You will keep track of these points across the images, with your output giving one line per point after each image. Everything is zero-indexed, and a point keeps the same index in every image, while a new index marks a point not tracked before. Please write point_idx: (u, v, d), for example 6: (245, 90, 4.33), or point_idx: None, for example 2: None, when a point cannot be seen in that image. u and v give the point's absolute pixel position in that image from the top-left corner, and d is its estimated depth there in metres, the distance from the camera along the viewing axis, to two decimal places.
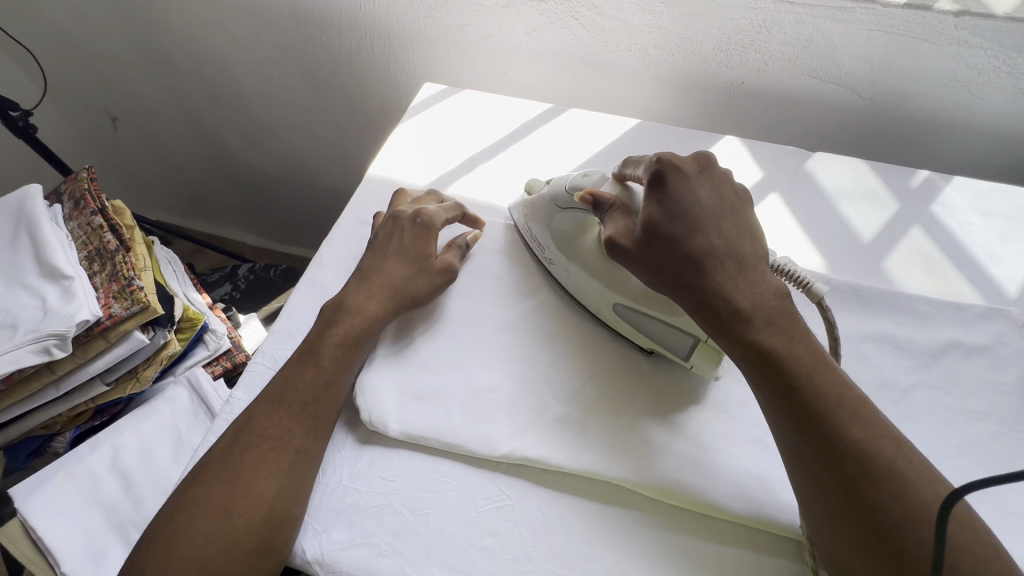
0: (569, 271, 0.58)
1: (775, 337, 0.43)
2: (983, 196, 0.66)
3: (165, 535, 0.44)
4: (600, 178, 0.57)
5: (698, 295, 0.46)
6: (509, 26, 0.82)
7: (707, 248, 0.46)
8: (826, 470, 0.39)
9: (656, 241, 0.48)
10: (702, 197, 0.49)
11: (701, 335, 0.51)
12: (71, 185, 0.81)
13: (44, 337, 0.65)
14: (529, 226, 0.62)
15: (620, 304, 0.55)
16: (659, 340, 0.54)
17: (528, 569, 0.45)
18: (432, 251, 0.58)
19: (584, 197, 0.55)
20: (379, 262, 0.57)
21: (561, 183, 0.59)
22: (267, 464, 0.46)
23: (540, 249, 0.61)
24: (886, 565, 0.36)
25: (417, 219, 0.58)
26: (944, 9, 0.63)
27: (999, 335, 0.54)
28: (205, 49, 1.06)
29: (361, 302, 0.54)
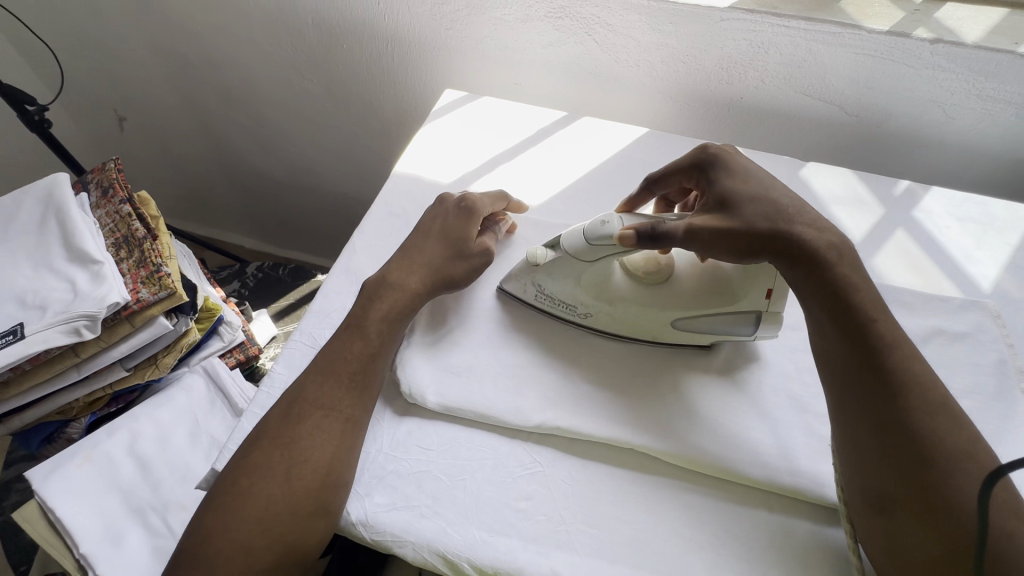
0: (613, 314, 0.58)
1: (851, 281, 0.49)
2: (958, 204, 0.74)
3: (226, 497, 0.46)
4: (620, 219, 0.54)
5: (788, 244, 0.50)
6: (525, 40, 0.87)
7: (782, 203, 0.53)
8: (895, 397, 0.44)
9: (736, 204, 0.53)
10: (754, 168, 0.57)
11: (762, 305, 0.55)
12: (98, 175, 0.83)
13: (74, 318, 0.66)
14: (540, 285, 0.59)
15: (679, 319, 0.56)
16: (723, 331, 0.56)
17: (561, 529, 0.48)
18: (472, 232, 0.61)
19: (628, 233, 0.51)
20: (422, 241, 0.60)
21: (574, 241, 0.56)
22: (323, 431, 0.48)
23: (566, 308, 0.59)
24: (931, 490, 0.41)
25: (460, 203, 0.62)
26: (921, 37, 0.71)
27: (978, 324, 0.60)
28: (223, 52, 1.09)
29: (403, 278, 0.57)
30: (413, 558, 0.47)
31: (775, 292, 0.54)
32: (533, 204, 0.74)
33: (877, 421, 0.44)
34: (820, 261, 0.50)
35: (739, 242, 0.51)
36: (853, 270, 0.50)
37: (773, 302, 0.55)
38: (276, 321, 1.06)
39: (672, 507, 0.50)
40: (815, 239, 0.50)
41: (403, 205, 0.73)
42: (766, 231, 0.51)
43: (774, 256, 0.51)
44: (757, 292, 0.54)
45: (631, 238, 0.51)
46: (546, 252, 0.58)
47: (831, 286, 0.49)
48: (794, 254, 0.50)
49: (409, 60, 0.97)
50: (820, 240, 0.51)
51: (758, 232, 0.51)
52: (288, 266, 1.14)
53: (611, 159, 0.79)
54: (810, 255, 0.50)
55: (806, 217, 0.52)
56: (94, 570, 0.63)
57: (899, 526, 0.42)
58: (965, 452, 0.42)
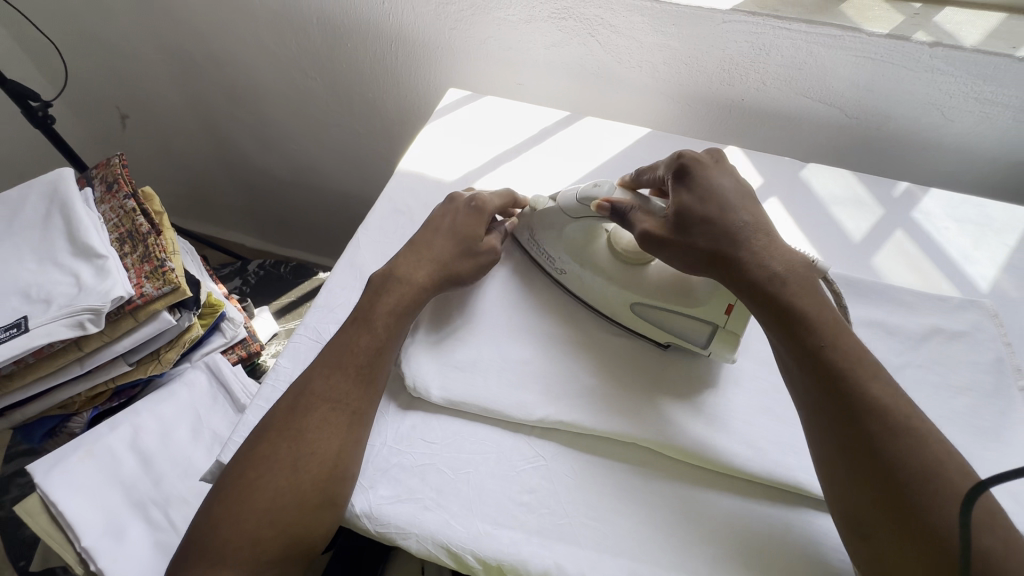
0: (583, 279, 0.61)
1: (803, 308, 0.48)
2: (957, 205, 0.74)
3: (233, 488, 0.46)
4: (610, 186, 0.58)
5: (727, 269, 0.51)
6: (529, 41, 0.88)
7: (737, 226, 0.53)
8: (851, 426, 0.43)
9: (687, 221, 0.53)
10: (726, 184, 0.56)
11: (720, 321, 0.55)
12: (103, 170, 0.84)
13: (79, 312, 0.66)
14: (534, 235, 0.64)
15: (638, 303, 0.58)
16: (679, 334, 0.58)
17: (564, 522, 0.48)
18: (480, 233, 0.62)
19: (603, 205, 0.56)
20: (431, 236, 0.61)
21: (569, 197, 0.60)
22: (329, 424, 0.49)
23: (548, 261, 0.64)
24: (905, 514, 0.40)
25: (471, 203, 0.63)
26: (921, 40, 0.72)
27: (976, 323, 0.61)
28: (228, 50, 1.09)
29: (411, 272, 0.58)
30: (417, 550, 0.47)
31: (734, 312, 0.55)
32: (536, 202, 0.75)
33: (841, 447, 0.44)
34: (761, 289, 0.49)
35: (682, 259, 0.54)
36: (807, 295, 0.49)
37: (732, 321, 0.55)
38: (278, 318, 1.07)
39: (674, 501, 0.50)
40: (755, 268, 0.50)
41: (407, 202, 0.73)
42: (705, 254, 0.52)
43: (716, 276, 0.53)
44: (717, 305, 0.55)
45: (605, 209, 0.56)
46: (547, 202, 0.63)
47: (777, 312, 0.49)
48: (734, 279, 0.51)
49: (412, 59, 0.98)
50: (764, 269, 0.50)
51: (698, 254, 0.53)
52: (290, 264, 1.14)
53: (614, 158, 0.80)
54: (750, 283, 0.50)
55: (754, 247, 0.51)
56: (96, 562, 0.64)
57: (879, 548, 0.41)
58: (939, 474, 0.41)
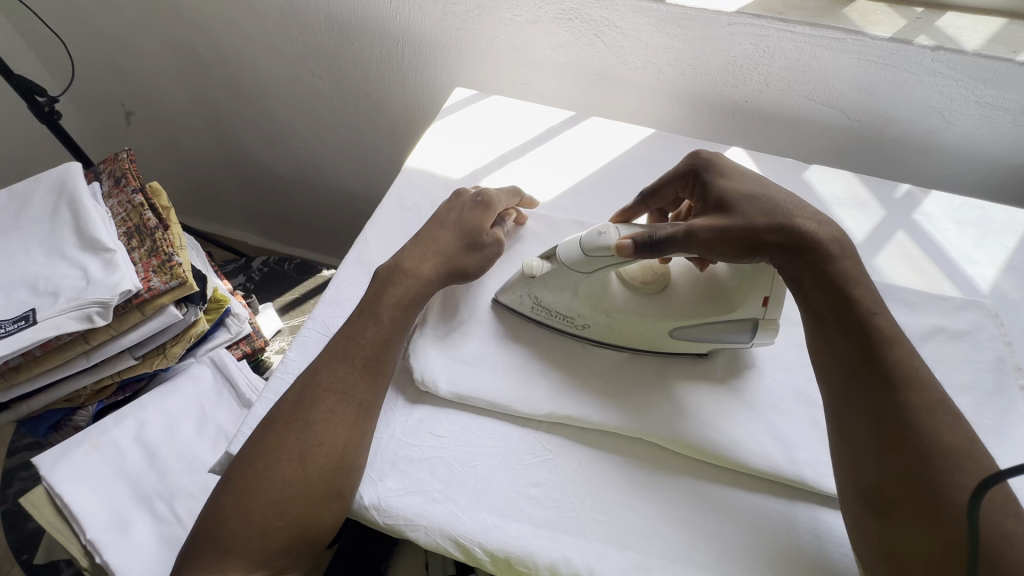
0: (612, 324, 0.57)
1: (854, 278, 0.49)
2: (957, 207, 0.75)
3: (242, 479, 0.47)
4: (615, 229, 0.54)
5: (790, 239, 0.50)
6: (535, 41, 0.89)
7: (782, 201, 0.53)
8: (892, 398, 0.44)
9: (733, 202, 0.53)
10: (750, 172, 0.57)
11: (759, 314, 0.54)
12: (110, 165, 0.84)
13: (87, 305, 0.67)
14: (536, 298, 0.59)
15: (677, 329, 0.56)
16: (723, 340, 0.56)
17: (570, 515, 0.49)
18: (487, 226, 0.62)
19: (625, 242, 0.51)
20: (437, 230, 0.61)
21: (570, 252, 0.56)
22: (336, 415, 0.49)
23: (563, 319, 0.59)
24: (927, 492, 0.41)
25: (477, 198, 0.63)
26: (922, 44, 0.73)
27: (977, 323, 0.62)
28: (234, 47, 1.10)
29: (416, 265, 0.58)
30: (425, 542, 0.48)
31: (771, 300, 0.54)
32: (541, 200, 0.76)
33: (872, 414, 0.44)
34: (826, 255, 0.49)
35: (739, 239, 0.51)
36: (852, 266, 0.49)
37: (770, 310, 0.54)
38: (282, 314, 1.06)
39: (679, 496, 0.50)
40: (818, 232, 0.50)
41: (414, 199, 0.74)
42: (765, 225, 0.51)
43: (775, 253, 0.51)
44: (754, 300, 0.54)
45: (629, 248, 0.51)
46: (542, 264, 0.58)
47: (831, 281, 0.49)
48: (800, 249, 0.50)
49: (419, 58, 0.99)
50: (824, 232, 0.50)
51: (757, 228, 0.51)
52: (294, 261, 1.14)
53: (618, 158, 0.81)
54: (815, 249, 0.50)
55: (809, 211, 0.52)
56: (102, 555, 0.63)
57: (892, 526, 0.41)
58: (966, 453, 0.42)
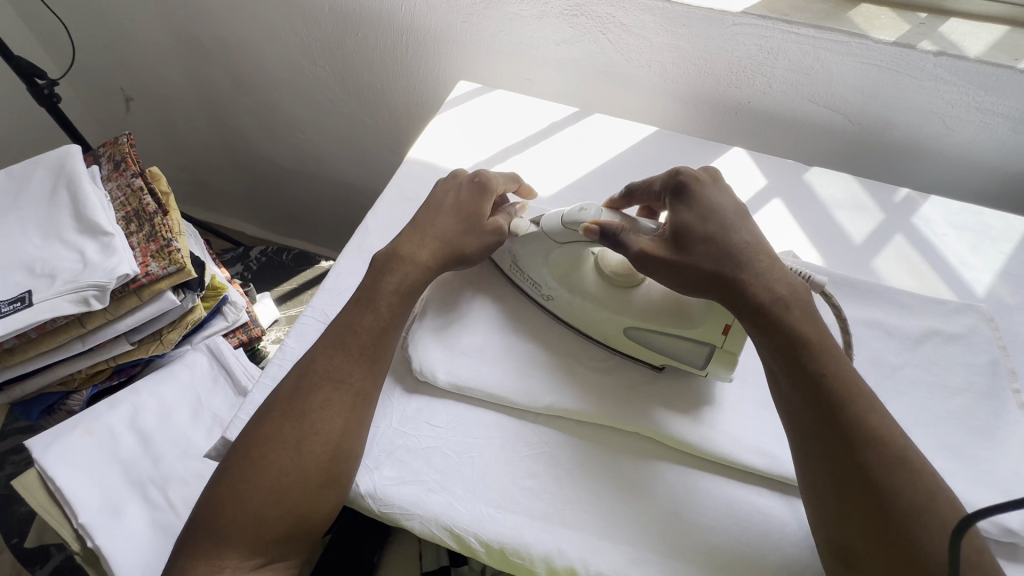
0: (573, 306, 0.58)
1: (807, 334, 0.47)
2: (955, 213, 0.76)
3: (238, 466, 0.47)
4: (597, 210, 0.54)
5: (726, 291, 0.50)
6: (540, 36, 0.89)
7: (739, 247, 0.52)
8: (848, 455, 0.43)
9: (688, 239, 0.52)
10: (723, 202, 0.55)
11: (717, 340, 0.53)
12: (110, 149, 0.84)
13: (84, 288, 0.66)
14: (514, 257, 0.61)
15: (632, 328, 0.56)
16: (673, 355, 0.55)
17: (565, 508, 0.49)
18: (485, 210, 0.61)
19: (592, 228, 0.53)
20: (434, 215, 0.61)
21: (551, 222, 0.57)
22: (333, 404, 0.49)
23: (534, 287, 0.60)
24: (893, 546, 0.40)
25: (475, 179, 0.63)
26: (926, 49, 0.73)
27: (972, 327, 0.62)
28: (237, 35, 1.09)
29: (414, 251, 0.58)
30: (420, 531, 0.48)
31: (731, 331, 0.52)
32: (543, 195, 0.76)
33: (831, 471, 0.43)
34: (766, 313, 0.48)
35: (683, 276, 0.52)
36: (806, 320, 0.48)
37: (729, 341, 0.53)
38: (279, 304, 1.06)
39: (673, 489, 0.51)
40: (758, 291, 0.49)
41: (416, 189, 0.74)
42: (707, 272, 0.51)
43: (713, 295, 0.51)
44: (715, 325, 0.53)
45: (595, 232, 0.53)
46: (528, 226, 0.60)
47: (776, 337, 0.48)
48: (742, 302, 0.49)
49: (423, 51, 0.98)
50: (768, 292, 0.49)
51: (698, 272, 0.51)
52: (292, 252, 1.13)
53: (621, 154, 0.81)
54: (751, 307, 0.49)
55: (755, 269, 0.50)
56: (93, 539, 0.63)
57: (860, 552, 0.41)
58: (931, 510, 0.41)
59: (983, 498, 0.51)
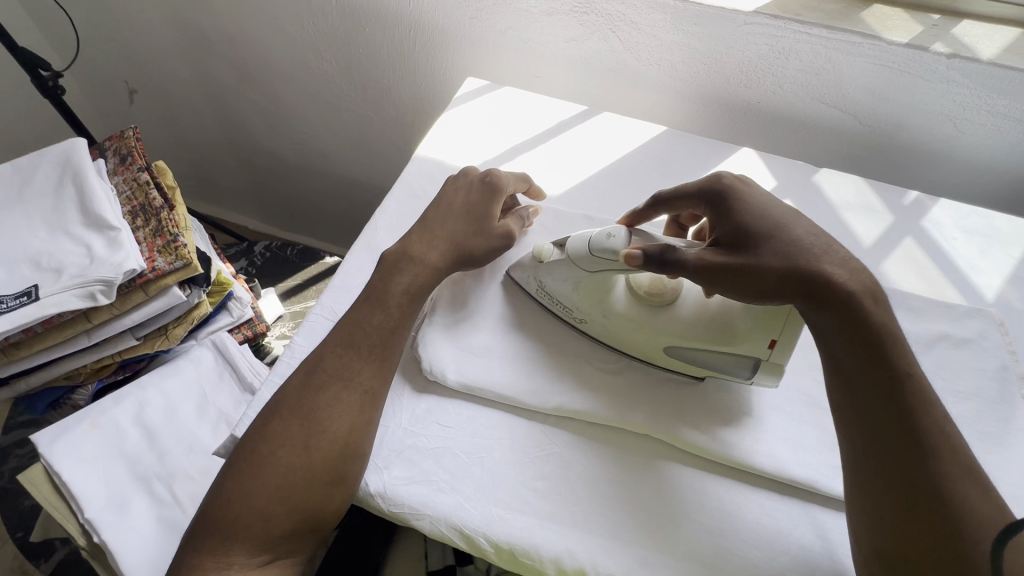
0: (608, 328, 0.57)
1: (884, 331, 0.46)
2: (965, 217, 0.75)
3: (246, 464, 0.47)
4: (626, 237, 0.52)
5: (809, 285, 0.47)
6: (549, 33, 0.88)
7: (808, 243, 0.49)
8: (915, 456, 0.42)
9: (754, 239, 0.50)
10: (775, 201, 0.53)
11: (762, 354, 0.52)
12: (116, 142, 0.84)
13: (91, 283, 0.66)
14: (541, 282, 0.59)
15: (674, 346, 0.55)
16: (719, 368, 0.55)
17: (575, 509, 0.49)
18: (495, 211, 0.61)
19: (635, 252, 0.49)
20: (444, 215, 0.60)
21: (578, 247, 0.55)
22: (342, 402, 0.49)
23: (563, 309, 0.58)
24: (952, 556, 0.39)
25: (486, 179, 0.63)
26: (939, 51, 0.73)
27: (982, 331, 0.62)
28: (243, 28, 1.09)
29: (424, 251, 0.58)
30: (430, 531, 0.48)
31: (777, 345, 0.51)
32: (552, 194, 0.76)
33: (898, 473, 0.42)
34: (855, 304, 0.46)
35: (751, 281, 0.49)
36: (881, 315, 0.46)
37: (775, 353, 0.52)
38: (284, 300, 1.06)
39: (684, 491, 0.51)
40: (848, 281, 0.47)
41: (424, 186, 0.74)
42: (781, 270, 0.48)
43: (795, 296, 0.48)
44: (759, 341, 0.51)
45: (638, 258, 0.49)
46: (553, 250, 0.58)
47: (856, 328, 0.46)
48: (822, 295, 0.47)
49: (431, 47, 0.98)
50: (851, 280, 0.47)
51: (773, 271, 0.48)
52: (297, 247, 1.13)
53: (630, 153, 0.80)
54: (843, 296, 0.47)
55: (837, 255, 0.48)
56: (99, 535, 0.63)
57: (892, 542, 0.41)
58: (994, 519, 0.40)
59: None
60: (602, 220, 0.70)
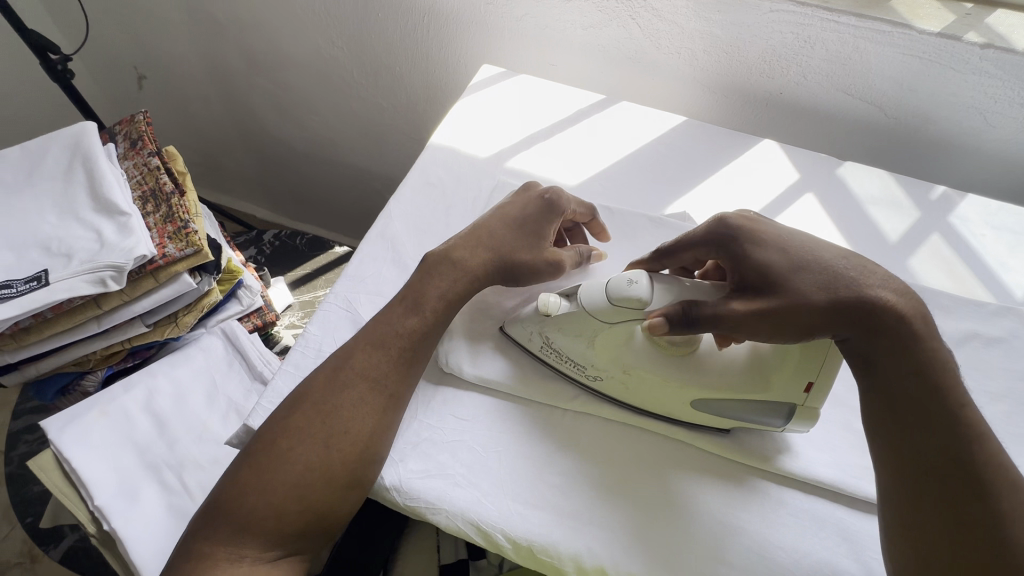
0: (627, 385, 0.51)
1: (934, 357, 0.42)
2: (994, 213, 0.73)
3: (264, 454, 0.46)
4: (649, 285, 0.48)
5: (858, 315, 0.43)
6: (567, 20, 0.86)
7: (842, 269, 0.44)
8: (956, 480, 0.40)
9: (784, 275, 0.45)
10: (794, 231, 0.48)
11: (799, 399, 0.48)
12: (126, 127, 0.82)
13: (101, 268, 0.65)
14: (548, 338, 0.53)
15: (700, 399, 0.50)
16: (750, 419, 0.50)
17: (597, 509, 0.48)
18: (549, 232, 0.58)
19: (656, 319, 0.46)
20: (494, 223, 0.58)
21: (592, 296, 0.50)
22: (366, 405, 0.48)
23: (575, 368, 0.53)
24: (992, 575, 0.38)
25: (546, 196, 0.59)
26: (972, 40, 0.71)
27: (1013, 330, 0.60)
28: (254, 12, 1.07)
29: (467, 257, 0.55)
30: (445, 525, 0.47)
31: (814, 387, 0.47)
32: (569, 184, 0.74)
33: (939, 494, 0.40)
34: (906, 331, 0.42)
35: (796, 323, 0.43)
36: (925, 340, 0.42)
37: (811, 397, 0.48)
38: (293, 289, 1.04)
39: (708, 493, 0.49)
40: (897, 303, 0.43)
41: (439, 175, 0.72)
42: (826, 302, 0.43)
43: (846, 330, 0.43)
44: (795, 385, 0.47)
45: (661, 326, 0.45)
46: (559, 301, 0.52)
47: (900, 352, 0.42)
48: (869, 323, 0.42)
49: (445, 33, 0.96)
50: (903, 305, 0.43)
51: (818, 307, 0.43)
52: (307, 236, 1.12)
53: (649, 144, 0.78)
54: (895, 323, 0.42)
55: (879, 275, 0.44)
56: (110, 522, 0.63)
57: (922, 546, 0.40)
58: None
59: None
60: (621, 211, 0.68)
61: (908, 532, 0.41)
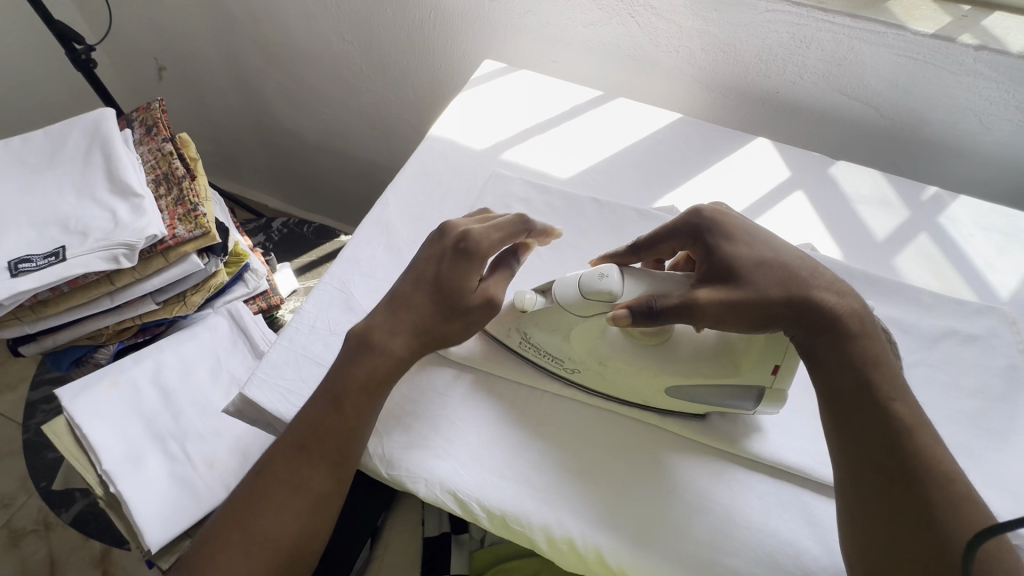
0: (603, 375, 0.53)
1: (873, 353, 0.46)
2: (985, 214, 0.73)
3: (195, 558, 0.46)
4: (620, 278, 0.49)
5: (805, 313, 0.46)
6: (568, 17, 0.88)
7: (796, 267, 0.49)
8: (887, 452, 0.42)
9: (744, 275, 0.48)
10: (759, 227, 0.52)
11: (767, 382, 0.49)
12: (142, 114, 0.86)
13: (115, 246, 0.69)
14: (526, 334, 0.54)
15: (676, 386, 0.51)
16: (719, 403, 0.51)
17: (571, 485, 0.50)
18: (469, 283, 0.52)
19: (622, 311, 0.47)
20: (410, 292, 0.53)
21: (567, 292, 0.50)
22: (289, 509, 0.47)
23: (552, 360, 0.54)
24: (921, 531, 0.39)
25: (458, 245, 0.52)
26: (966, 42, 0.71)
27: (992, 328, 0.61)
28: (268, 6, 1.10)
29: (387, 341, 0.51)
30: (424, 494, 0.49)
31: (781, 368, 0.49)
32: (561, 177, 0.76)
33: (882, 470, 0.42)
34: (843, 329, 0.46)
35: (752, 313, 0.46)
36: (865, 339, 0.46)
37: (778, 379, 0.49)
38: (299, 275, 1.08)
39: (678, 476, 0.51)
40: (836, 304, 0.47)
41: (436, 165, 0.75)
42: (782, 298, 0.46)
43: (795, 328, 0.47)
44: (761, 368, 0.49)
45: (626, 317, 0.46)
46: (535, 298, 0.52)
47: (843, 343, 0.46)
48: (812, 321, 0.46)
49: (451, 31, 0.98)
50: (842, 306, 0.47)
51: (774, 301, 0.46)
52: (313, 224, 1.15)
53: (642, 140, 0.80)
54: (836, 321, 0.46)
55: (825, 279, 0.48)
56: (115, 484, 0.67)
57: (865, 518, 0.42)
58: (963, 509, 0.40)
59: (987, 498, 0.51)
60: (610, 204, 0.70)
61: (860, 513, 0.42)
